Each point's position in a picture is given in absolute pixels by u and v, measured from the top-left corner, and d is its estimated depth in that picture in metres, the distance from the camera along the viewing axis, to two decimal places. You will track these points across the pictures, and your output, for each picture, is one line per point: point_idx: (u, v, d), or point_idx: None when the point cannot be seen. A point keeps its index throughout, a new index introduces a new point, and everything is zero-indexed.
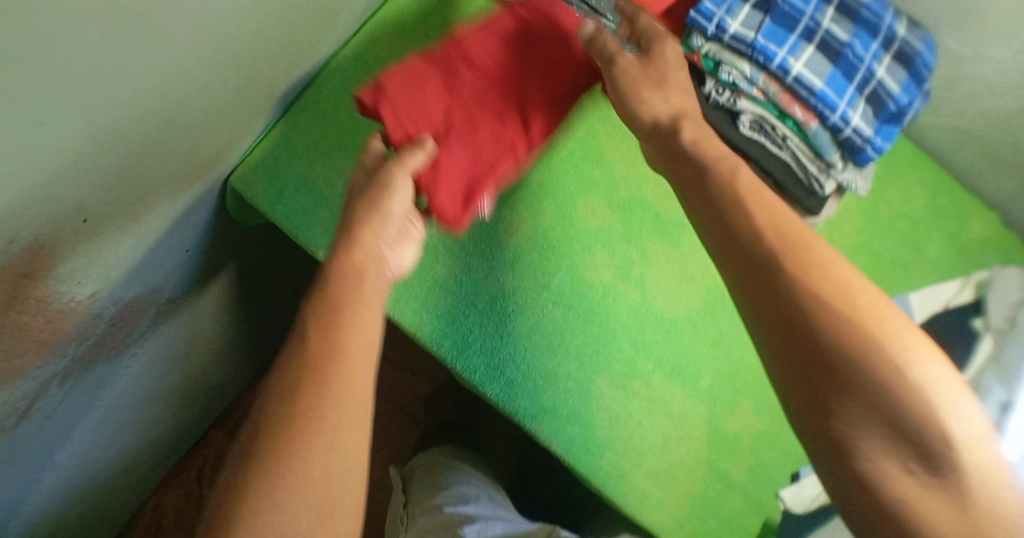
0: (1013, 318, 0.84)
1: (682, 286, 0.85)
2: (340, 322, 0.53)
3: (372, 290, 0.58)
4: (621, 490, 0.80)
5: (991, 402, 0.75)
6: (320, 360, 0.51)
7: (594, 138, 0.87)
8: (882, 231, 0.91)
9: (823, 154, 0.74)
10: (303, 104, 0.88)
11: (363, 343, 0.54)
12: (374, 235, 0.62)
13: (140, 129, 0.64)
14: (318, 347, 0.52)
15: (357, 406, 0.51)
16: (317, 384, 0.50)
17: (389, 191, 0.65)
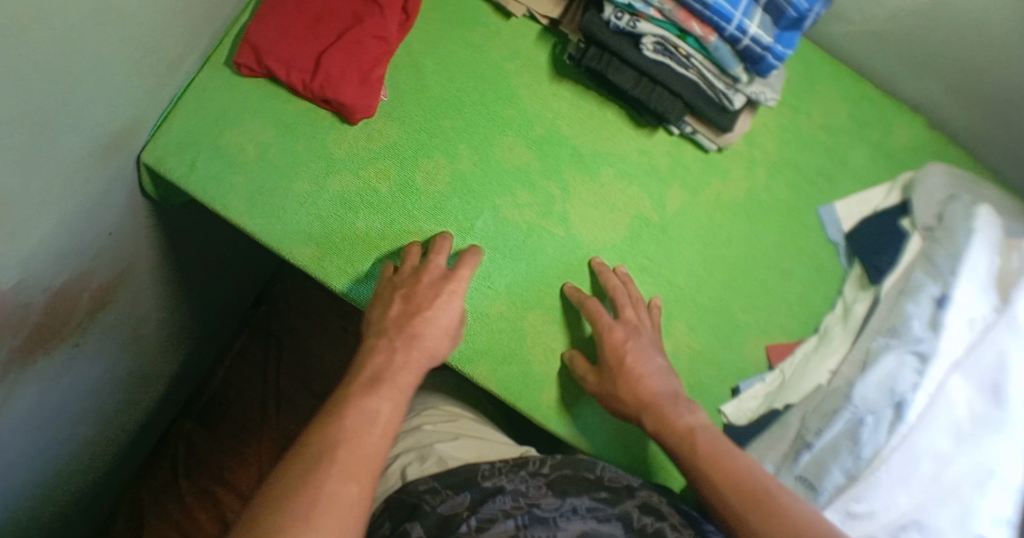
0: (941, 214, 0.84)
1: (606, 214, 0.86)
2: (352, 477, 0.62)
3: (387, 418, 0.67)
4: (566, 423, 0.82)
5: (923, 302, 0.78)
6: (352, 451, 0.64)
7: (504, 77, 0.87)
8: (801, 143, 0.92)
9: (726, 68, 0.78)
10: (210, 72, 0.85)
11: (375, 462, 0.64)
12: (413, 372, 0.72)
13: (37, 111, 0.63)
14: (348, 452, 0.63)
15: (361, 513, 0.61)
16: (349, 464, 0.63)
17: (437, 310, 0.75)
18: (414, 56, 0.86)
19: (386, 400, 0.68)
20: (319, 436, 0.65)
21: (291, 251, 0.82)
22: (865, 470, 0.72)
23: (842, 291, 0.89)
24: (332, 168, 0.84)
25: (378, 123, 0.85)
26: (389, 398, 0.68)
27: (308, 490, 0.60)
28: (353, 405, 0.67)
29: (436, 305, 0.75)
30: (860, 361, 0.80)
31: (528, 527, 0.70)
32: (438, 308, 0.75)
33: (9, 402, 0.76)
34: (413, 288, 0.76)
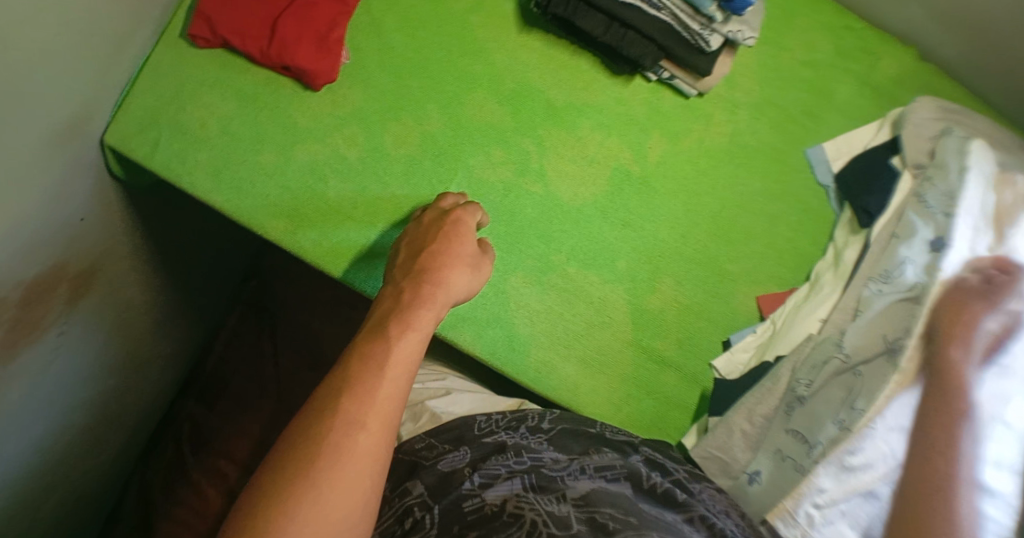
0: (934, 150, 0.80)
1: (584, 168, 0.84)
2: (359, 427, 0.58)
3: (402, 360, 0.62)
4: (554, 387, 0.80)
5: (916, 246, 0.75)
6: (360, 399, 0.59)
7: (469, 30, 0.84)
8: (784, 82, 0.89)
9: (700, 8, 0.74)
10: (165, 45, 0.82)
11: (388, 409, 0.60)
12: (432, 307, 0.67)
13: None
14: (357, 401, 0.59)
15: (375, 463, 0.58)
16: (356, 413, 0.58)
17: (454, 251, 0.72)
18: (375, 15, 0.84)
19: (398, 341, 0.63)
20: (325, 384, 0.61)
21: (263, 226, 0.80)
22: (860, 420, 0.69)
23: (834, 236, 0.87)
24: (296, 137, 0.81)
25: (343, 88, 0.82)
26: (404, 337, 0.63)
27: (313, 449, 0.56)
28: (364, 351, 0.63)
29: (446, 239, 0.72)
30: (852, 308, 0.78)
31: (533, 485, 0.69)
32: (453, 244, 0.72)
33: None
34: (426, 233, 0.74)
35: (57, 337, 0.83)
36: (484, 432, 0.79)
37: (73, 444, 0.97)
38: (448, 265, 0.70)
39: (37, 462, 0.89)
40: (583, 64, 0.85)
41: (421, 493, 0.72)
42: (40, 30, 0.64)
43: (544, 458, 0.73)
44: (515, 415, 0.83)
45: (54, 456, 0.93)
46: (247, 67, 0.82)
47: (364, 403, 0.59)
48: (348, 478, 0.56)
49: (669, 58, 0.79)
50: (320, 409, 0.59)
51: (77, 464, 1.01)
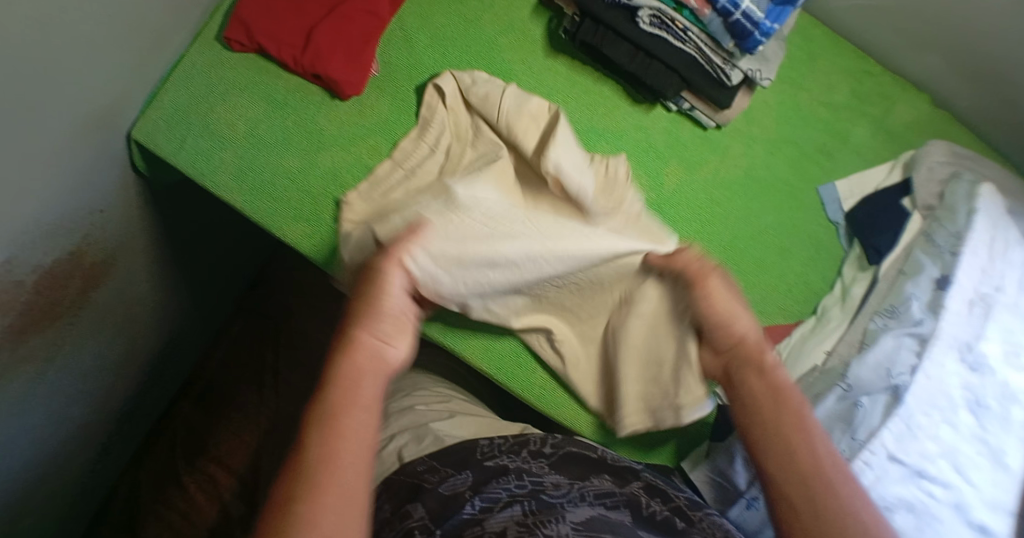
0: (942, 193, 0.83)
1: None
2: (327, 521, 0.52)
3: (370, 392, 0.60)
4: (560, 406, 0.84)
5: (923, 283, 0.78)
6: (319, 457, 0.54)
7: (497, 51, 0.87)
8: (799, 119, 0.91)
9: (719, 42, 0.77)
10: (200, 46, 0.85)
11: (360, 438, 0.56)
12: (369, 349, 0.62)
13: (23, 86, 0.63)
14: (320, 472, 0.53)
15: None
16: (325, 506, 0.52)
17: (385, 287, 0.67)
18: (407, 31, 0.87)
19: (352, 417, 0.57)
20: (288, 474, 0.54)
21: (283, 229, 0.81)
22: (860, 451, 0.71)
23: (841, 273, 0.88)
24: (322, 145, 0.83)
25: (372, 99, 0.85)
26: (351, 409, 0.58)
27: (282, 533, 0.50)
28: (317, 422, 0.56)
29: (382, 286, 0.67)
30: (858, 342, 0.80)
31: (533, 511, 0.68)
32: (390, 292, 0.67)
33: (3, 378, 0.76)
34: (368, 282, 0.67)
35: (66, 325, 0.83)
36: (486, 456, 0.79)
37: (71, 434, 0.97)
38: (367, 319, 0.64)
39: (32, 451, 0.88)
40: (606, 89, 0.88)
41: (422, 516, 0.70)
42: (83, 23, 0.67)
43: (546, 482, 0.73)
44: (518, 438, 0.82)
45: (50, 447, 0.92)
46: (279, 72, 0.85)
47: (326, 462, 0.54)
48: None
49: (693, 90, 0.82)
50: (288, 494, 0.53)
51: (73, 456, 1.00)
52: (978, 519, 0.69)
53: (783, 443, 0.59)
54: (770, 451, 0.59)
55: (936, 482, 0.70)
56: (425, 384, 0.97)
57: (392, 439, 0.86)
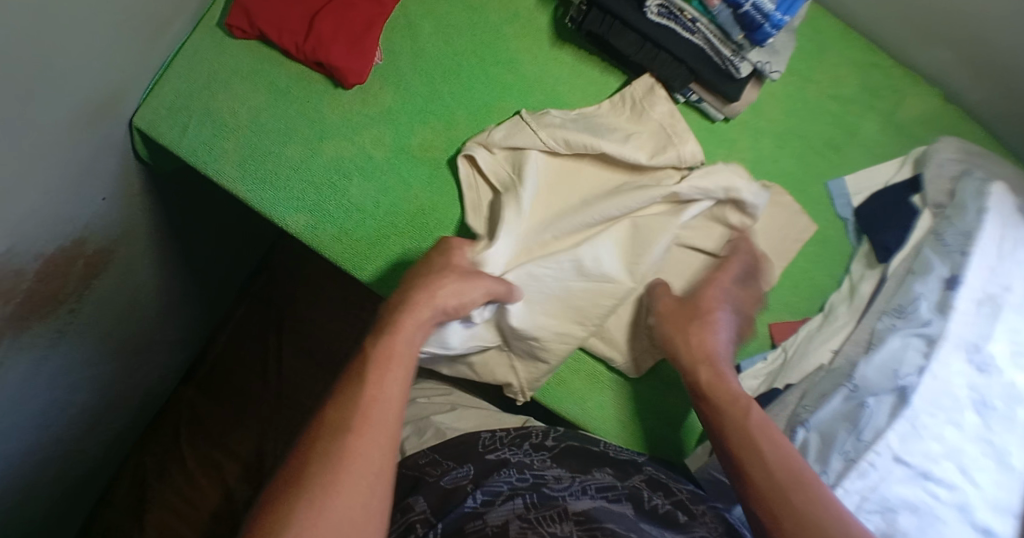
0: (952, 191, 0.82)
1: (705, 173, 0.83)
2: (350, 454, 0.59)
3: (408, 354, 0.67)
4: (565, 401, 0.84)
5: (931, 282, 0.77)
6: (351, 409, 0.62)
7: (502, 41, 0.86)
8: (808, 113, 0.90)
9: (728, 34, 0.75)
10: (201, 33, 0.84)
11: (395, 400, 0.64)
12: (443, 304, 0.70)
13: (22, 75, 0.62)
14: (362, 404, 0.62)
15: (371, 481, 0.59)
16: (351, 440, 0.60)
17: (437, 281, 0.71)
18: (410, 19, 0.86)
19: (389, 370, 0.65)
20: (333, 417, 0.62)
21: (287, 219, 0.80)
22: (865, 451, 0.71)
23: (849, 269, 0.87)
24: (324, 133, 0.83)
25: (374, 88, 0.84)
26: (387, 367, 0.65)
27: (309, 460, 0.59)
28: (356, 375, 0.65)
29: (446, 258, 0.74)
30: (864, 341, 0.79)
31: (534, 504, 0.67)
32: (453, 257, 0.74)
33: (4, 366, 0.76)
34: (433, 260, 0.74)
35: (68, 313, 0.83)
36: (488, 448, 0.79)
37: (73, 423, 0.97)
38: (424, 273, 0.72)
39: (34, 438, 0.88)
40: (612, 79, 0.86)
41: (423, 510, 0.71)
42: (82, 10, 0.66)
43: (547, 476, 0.73)
44: (519, 431, 0.82)
45: (53, 434, 0.93)
46: (281, 60, 0.84)
47: (356, 411, 0.62)
48: (350, 472, 0.59)
49: (700, 81, 0.80)
50: (321, 432, 0.61)
51: (75, 444, 1.00)
52: (982, 520, 0.68)
53: (750, 456, 0.67)
54: (736, 443, 0.69)
55: (941, 483, 0.69)
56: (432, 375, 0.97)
57: None
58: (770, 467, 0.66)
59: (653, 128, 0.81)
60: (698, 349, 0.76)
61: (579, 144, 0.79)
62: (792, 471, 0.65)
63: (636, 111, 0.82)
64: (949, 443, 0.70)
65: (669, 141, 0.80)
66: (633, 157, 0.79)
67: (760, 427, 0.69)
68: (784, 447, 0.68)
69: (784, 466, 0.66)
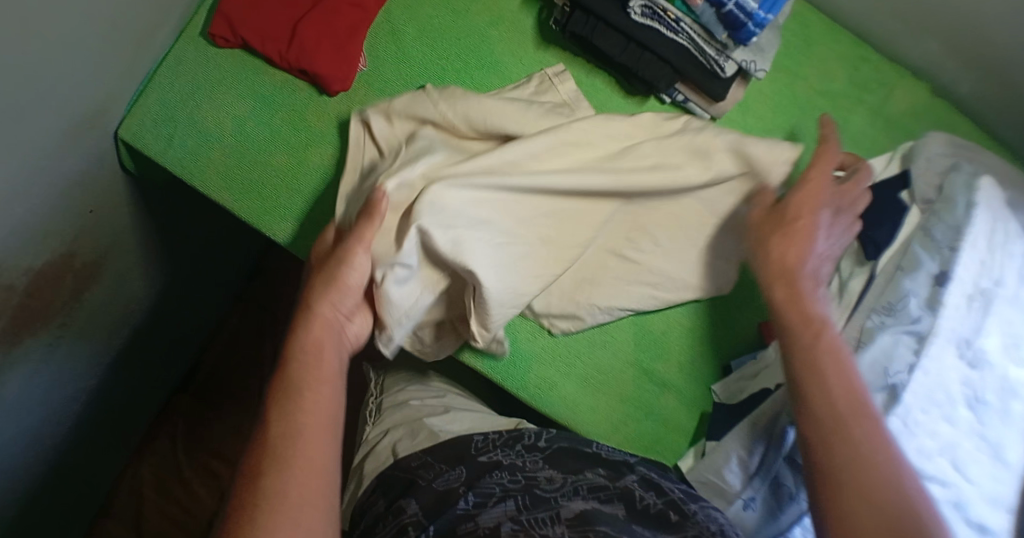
0: (941, 185, 0.82)
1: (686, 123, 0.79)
2: (285, 464, 0.54)
3: (332, 362, 0.62)
4: (551, 402, 0.84)
5: (920, 278, 0.77)
6: (282, 435, 0.56)
7: (487, 44, 0.85)
8: (796, 110, 0.89)
9: (713, 33, 0.75)
10: (184, 43, 0.83)
11: (326, 413, 0.58)
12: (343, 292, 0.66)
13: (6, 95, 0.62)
14: (289, 413, 0.57)
15: (319, 482, 0.54)
16: (286, 450, 0.55)
17: (345, 261, 0.66)
18: (394, 24, 0.85)
19: (312, 377, 0.60)
20: (259, 438, 0.56)
21: (274, 228, 0.80)
22: None
23: (838, 267, 0.87)
24: (310, 140, 0.82)
25: (360, 95, 0.84)
26: (313, 375, 0.60)
27: (252, 503, 0.52)
28: (279, 396, 0.59)
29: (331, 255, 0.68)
30: (854, 339, 0.79)
31: (525, 506, 0.67)
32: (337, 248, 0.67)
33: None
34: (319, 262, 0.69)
35: (59, 326, 0.83)
36: (480, 451, 0.79)
37: (68, 435, 0.96)
38: (325, 270, 0.67)
39: (31, 451, 0.89)
40: (598, 81, 0.86)
41: (416, 512, 0.70)
42: (65, 26, 0.66)
43: (539, 477, 0.73)
44: (511, 433, 0.83)
45: (48, 446, 0.93)
46: (265, 69, 0.83)
47: (289, 436, 0.55)
48: (300, 503, 0.52)
49: (685, 81, 0.80)
50: (257, 465, 0.54)
51: (71, 456, 1.00)
52: (978, 516, 0.67)
53: (820, 378, 0.60)
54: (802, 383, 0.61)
55: (934, 479, 0.69)
56: (423, 378, 0.97)
57: (386, 434, 0.86)
58: (833, 402, 0.59)
59: (560, 101, 0.81)
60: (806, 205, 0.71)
61: (479, 119, 0.77)
62: (842, 413, 0.58)
63: (546, 87, 0.82)
64: (942, 440, 0.70)
65: (571, 110, 0.81)
66: (523, 128, 0.77)
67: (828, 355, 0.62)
68: (849, 376, 0.60)
69: (849, 398, 0.59)
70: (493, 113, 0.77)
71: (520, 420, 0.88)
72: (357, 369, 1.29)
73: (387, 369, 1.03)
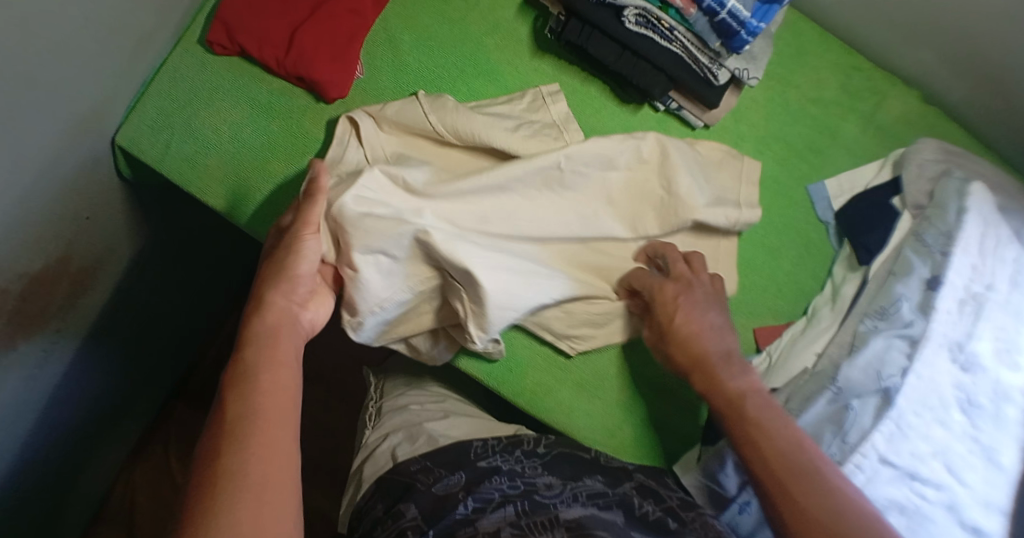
0: (932, 191, 0.83)
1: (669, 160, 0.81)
2: (245, 443, 0.54)
3: (286, 350, 0.62)
4: (545, 407, 0.84)
5: (912, 283, 0.78)
6: (240, 420, 0.55)
7: (483, 51, 0.86)
8: (789, 117, 0.90)
9: (706, 42, 0.77)
10: (182, 50, 0.84)
11: (285, 398, 0.59)
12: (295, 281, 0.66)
13: (2, 99, 0.62)
14: (249, 397, 0.57)
15: (280, 461, 0.54)
16: (245, 432, 0.55)
17: (297, 253, 0.67)
18: (392, 32, 0.86)
19: (270, 365, 0.60)
20: (217, 422, 0.56)
21: (271, 234, 0.81)
22: (851, 454, 0.71)
23: (832, 272, 0.88)
24: (308, 147, 0.83)
25: (357, 102, 0.84)
26: (271, 362, 0.60)
27: (211, 486, 0.51)
28: (236, 380, 0.58)
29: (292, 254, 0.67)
30: (848, 343, 0.79)
31: (525, 511, 0.68)
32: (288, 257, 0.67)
33: None
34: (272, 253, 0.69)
35: (54, 332, 0.83)
36: (479, 457, 0.79)
37: (62, 442, 0.96)
38: (279, 256, 0.67)
39: (24, 457, 0.88)
40: (593, 88, 0.87)
41: (415, 516, 0.70)
42: (63, 32, 0.66)
43: (537, 483, 0.73)
44: (510, 439, 0.83)
45: (41, 453, 0.92)
46: (263, 76, 0.84)
47: (249, 421, 0.55)
48: (260, 489, 0.52)
49: (680, 88, 0.81)
50: (213, 449, 0.54)
51: (65, 463, 1.00)
52: (971, 519, 0.68)
53: (745, 430, 0.67)
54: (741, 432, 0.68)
55: (929, 483, 0.70)
56: (420, 384, 0.97)
57: (383, 439, 0.87)
58: (774, 448, 0.65)
59: (548, 122, 0.82)
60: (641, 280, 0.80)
61: (468, 132, 0.78)
62: (791, 454, 0.64)
63: (537, 106, 0.83)
64: (936, 443, 0.71)
65: (557, 133, 0.82)
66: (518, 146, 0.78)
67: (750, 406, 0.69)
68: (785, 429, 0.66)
69: (791, 452, 0.64)
70: (482, 129, 0.78)
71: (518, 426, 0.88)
72: (352, 376, 1.29)
73: (383, 375, 1.03)
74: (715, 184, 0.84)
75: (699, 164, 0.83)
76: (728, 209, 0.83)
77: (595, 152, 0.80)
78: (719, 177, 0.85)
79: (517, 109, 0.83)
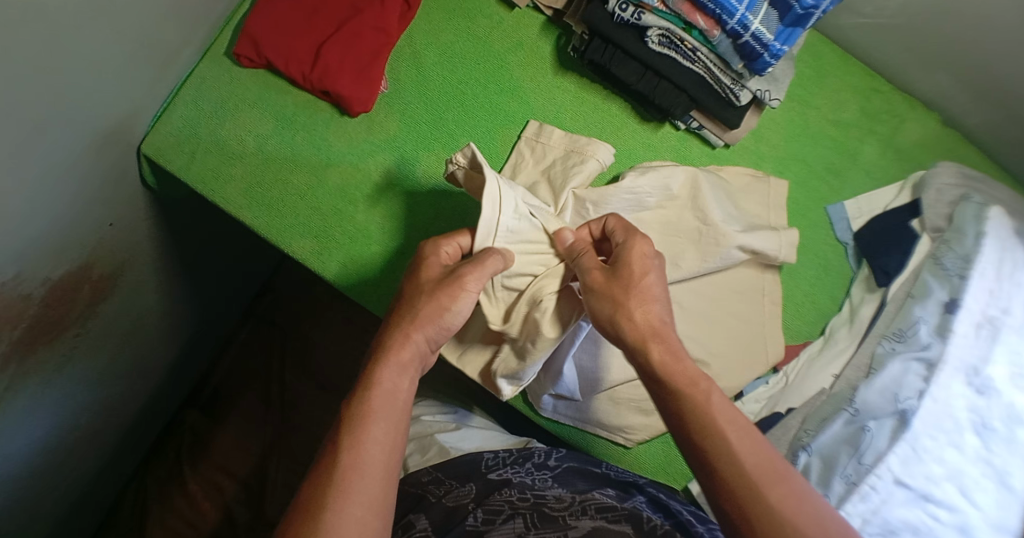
0: (951, 215, 0.83)
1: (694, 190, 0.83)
2: (345, 498, 0.55)
3: (406, 396, 0.62)
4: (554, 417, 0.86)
5: (930, 306, 0.78)
6: (347, 474, 0.56)
7: (506, 69, 0.87)
8: (809, 138, 0.91)
9: (728, 63, 0.77)
10: (208, 62, 0.85)
11: (389, 451, 0.59)
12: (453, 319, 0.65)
13: (30, 110, 0.63)
14: (358, 443, 0.58)
15: (375, 517, 0.55)
16: (343, 486, 0.56)
17: (455, 300, 0.65)
18: (415, 48, 0.87)
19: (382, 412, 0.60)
20: (325, 464, 0.57)
21: (293, 245, 0.82)
22: (866, 475, 0.71)
23: (849, 292, 0.88)
24: (330, 161, 0.84)
25: (380, 116, 0.85)
26: (383, 409, 0.60)
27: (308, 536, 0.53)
28: (351, 421, 0.59)
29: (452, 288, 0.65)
30: (865, 365, 0.80)
31: (535, 524, 0.68)
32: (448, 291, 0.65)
33: (9, 392, 0.76)
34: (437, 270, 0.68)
35: (73, 338, 0.83)
36: (491, 469, 0.79)
37: (76, 447, 0.97)
38: (436, 294, 0.65)
39: (39, 463, 0.89)
40: (615, 107, 0.88)
41: (425, 527, 0.71)
42: (92, 46, 0.67)
43: (548, 496, 0.73)
44: (521, 451, 0.83)
45: (56, 458, 0.93)
46: (288, 88, 0.85)
47: (352, 480, 0.56)
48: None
49: (700, 109, 0.82)
50: (316, 498, 0.55)
51: (78, 466, 1.00)
52: None
53: (696, 416, 0.59)
54: (694, 421, 0.59)
55: (942, 505, 0.70)
56: (437, 395, 0.97)
57: None
58: (739, 456, 0.57)
59: (563, 150, 0.83)
60: (638, 264, 0.65)
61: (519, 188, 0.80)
62: (760, 456, 0.57)
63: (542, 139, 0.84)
64: (952, 466, 0.71)
65: (580, 155, 0.82)
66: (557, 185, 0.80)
67: (715, 418, 0.59)
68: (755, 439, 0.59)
69: (749, 452, 0.58)
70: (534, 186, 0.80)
71: (530, 439, 0.88)
72: None
73: None
74: (742, 211, 0.85)
75: (723, 190, 0.85)
76: (766, 230, 0.83)
77: (622, 197, 0.80)
78: (747, 205, 0.86)
79: (535, 170, 0.83)
